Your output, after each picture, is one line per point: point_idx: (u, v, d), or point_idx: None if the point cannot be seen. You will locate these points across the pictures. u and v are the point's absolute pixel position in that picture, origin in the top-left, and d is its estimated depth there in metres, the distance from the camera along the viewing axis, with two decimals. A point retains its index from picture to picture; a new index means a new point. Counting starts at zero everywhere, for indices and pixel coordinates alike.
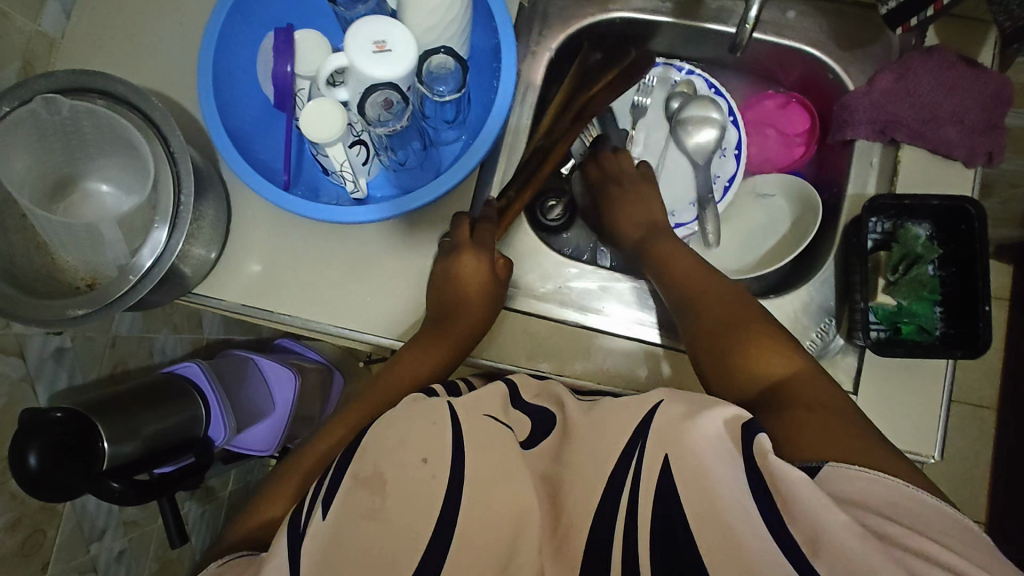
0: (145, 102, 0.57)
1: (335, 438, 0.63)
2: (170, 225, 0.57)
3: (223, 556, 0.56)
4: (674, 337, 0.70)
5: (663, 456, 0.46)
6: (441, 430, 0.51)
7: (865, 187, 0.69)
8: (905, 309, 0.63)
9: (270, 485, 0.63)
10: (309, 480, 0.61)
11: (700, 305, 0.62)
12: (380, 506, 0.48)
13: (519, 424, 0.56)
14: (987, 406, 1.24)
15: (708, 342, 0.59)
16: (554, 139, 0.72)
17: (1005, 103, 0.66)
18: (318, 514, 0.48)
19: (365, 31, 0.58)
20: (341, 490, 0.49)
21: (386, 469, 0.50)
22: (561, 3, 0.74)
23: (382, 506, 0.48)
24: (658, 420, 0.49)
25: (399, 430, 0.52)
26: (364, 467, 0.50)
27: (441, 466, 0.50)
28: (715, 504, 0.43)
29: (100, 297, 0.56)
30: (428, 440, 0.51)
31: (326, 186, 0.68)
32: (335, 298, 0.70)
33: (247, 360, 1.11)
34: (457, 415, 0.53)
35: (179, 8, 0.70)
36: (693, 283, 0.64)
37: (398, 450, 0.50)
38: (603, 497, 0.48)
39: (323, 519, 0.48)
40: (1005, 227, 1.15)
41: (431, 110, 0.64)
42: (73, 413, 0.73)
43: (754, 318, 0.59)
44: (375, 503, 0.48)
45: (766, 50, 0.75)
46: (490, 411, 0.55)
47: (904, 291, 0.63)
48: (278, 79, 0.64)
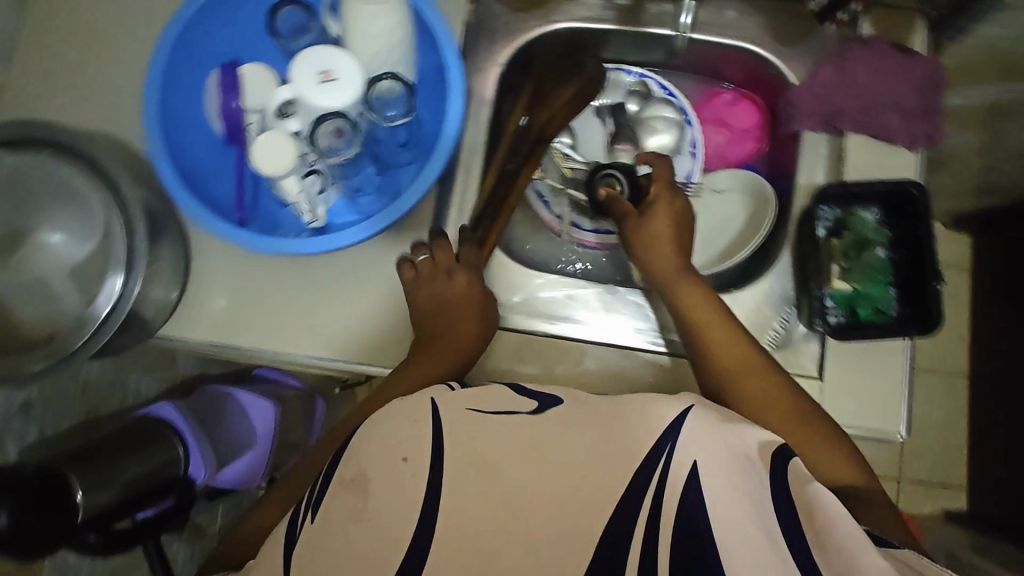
0: (92, 151, 0.58)
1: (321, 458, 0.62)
2: (126, 272, 0.56)
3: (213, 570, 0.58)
4: (639, 342, 0.71)
5: (692, 464, 0.48)
6: (422, 428, 0.50)
7: (814, 177, 0.71)
8: (857, 292, 0.67)
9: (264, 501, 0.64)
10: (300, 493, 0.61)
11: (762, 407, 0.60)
12: (364, 505, 0.48)
13: (519, 403, 0.54)
14: (959, 373, 1.29)
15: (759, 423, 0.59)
16: (521, 161, 0.77)
17: (938, 85, 0.69)
18: (308, 519, 0.49)
19: (312, 62, 0.58)
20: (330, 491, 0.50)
21: (370, 471, 0.49)
22: (505, 17, 0.75)
23: (364, 507, 0.48)
24: (681, 432, 0.50)
25: (384, 427, 0.51)
26: (349, 468, 0.50)
27: (420, 465, 0.49)
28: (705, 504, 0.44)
29: (58, 350, 0.56)
30: (409, 439, 0.50)
31: (284, 219, 0.67)
32: (304, 328, 0.70)
33: (225, 394, 1.07)
34: (441, 418, 0.51)
35: (121, 48, 0.69)
36: (753, 377, 0.61)
37: (380, 447, 0.50)
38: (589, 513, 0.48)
39: (312, 522, 0.49)
40: (961, 200, 1.21)
41: (382, 135, 0.64)
42: (43, 467, 0.73)
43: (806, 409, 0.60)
44: (358, 503, 0.48)
45: (710, 50, 0.76)
46: (469, 403, 0.53)
47: (852, 275, 0.68)
48: (225, 113, 0.64)
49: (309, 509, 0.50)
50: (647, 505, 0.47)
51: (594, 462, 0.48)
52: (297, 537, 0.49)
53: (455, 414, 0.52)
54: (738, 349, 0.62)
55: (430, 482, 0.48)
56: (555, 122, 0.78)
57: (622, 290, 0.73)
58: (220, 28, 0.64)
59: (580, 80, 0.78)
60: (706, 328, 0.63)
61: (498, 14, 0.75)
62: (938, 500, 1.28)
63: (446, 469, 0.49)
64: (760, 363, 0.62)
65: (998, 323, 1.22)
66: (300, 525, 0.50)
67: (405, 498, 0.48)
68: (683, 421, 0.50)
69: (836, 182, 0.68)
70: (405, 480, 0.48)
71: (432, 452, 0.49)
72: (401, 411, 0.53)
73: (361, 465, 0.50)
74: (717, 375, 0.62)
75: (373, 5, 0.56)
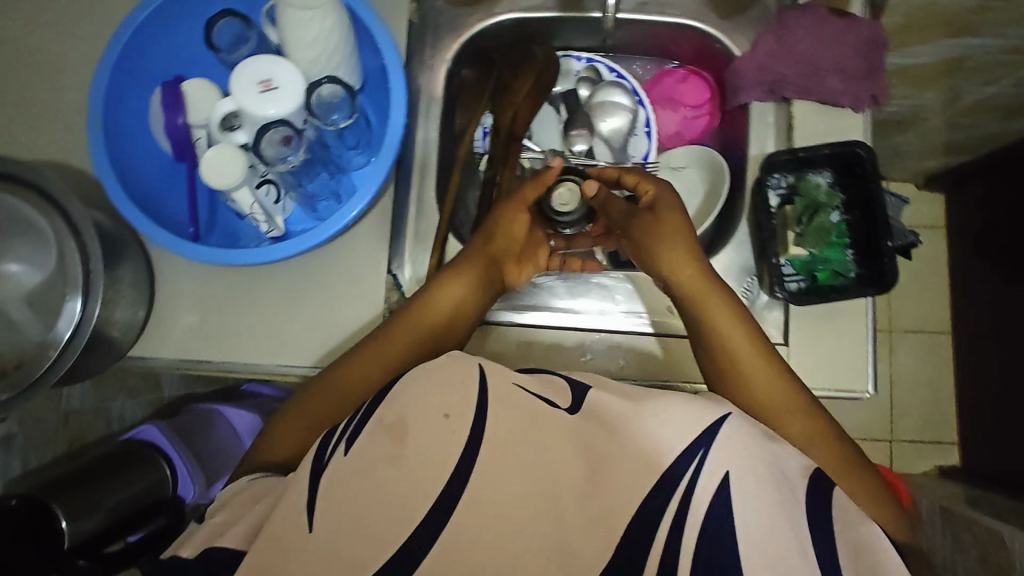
0: (40, 178, 0.58)
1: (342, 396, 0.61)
2: (83, 295, 0.57)
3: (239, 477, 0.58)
4: (613, 326, 0.70)
5: (726, 473, 0.46)
6: (470, 390, 0.48)
7: (766, 146, 0.71)
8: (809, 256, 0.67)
9: (274, 424, 0.62)
10: (325, 422, 0.60)
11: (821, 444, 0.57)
12: (400, 452, 0.47)
13: (559, 391, 0.50)
14: (942, 330, 1.32)
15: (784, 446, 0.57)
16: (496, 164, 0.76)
17: (880, 47, 0.69)
18: (340, 452, 0.47)
19: (250, 73, 0.59)
20: (365, 432, 0.48)
21: (409, 418, 0.48)
22: (448, 13, 0.75)
23: (402, 454, 0.46)
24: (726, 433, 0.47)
25: (430, 378, 0.49)
26: (389, 412, 0.48)
27: (462, 424, 0.47)
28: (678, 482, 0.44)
29: (22, 379, 0.56)
30: (453, 395, 0.48)
31: (243, 230, 0.68)
32: (272, 337, 0.70)
33: (211, 412, 1.01)
34: (490, 389, 0.49)
35: (65, 75, 0.69)
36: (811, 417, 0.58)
37: (422, 399, 0.48)
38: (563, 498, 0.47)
39: (345, 456, 0.47)
40: (930, 158, 1.24)
41: (331, 139, 0.65)
42: (28, 497, 0.74)
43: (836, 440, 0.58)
44: (394, 450, 0.47)
45: (655, 30, 0.77)
46: (521, 382, 0.50)
47: (805, 242, 0.68)
48: (171, 132, 0.65)
49: (342, 441, 0.48)
50: (676, 501, 0.46)
51: (637, 446, 0.47)
52: (325, 465, 0.47)
53: (503, 389, 0.49)
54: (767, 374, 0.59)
55: (470, 438, 0.47)
56: (520, 119, 0.77)
57: (583, 274, 0.74)
58: (162, 47, 0.64)
59: (536, 68, 0.75)
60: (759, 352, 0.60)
61: (442, 10, 0.75)
62: (931, 456, 1.30)
63: (485, 434, 0.47)
64: (789, 390, 0.59)
65: (976, 276, 1.25)
66: (330, 451, 0.48)
67: (441, 449, 0.47)
68: (726, 417, 0.48)
69: (785, 149, 0.69)
70: (443, 434, 0.47)
71: (475, 413, 0.48)
72: (456, 367, 0.50)
73: (402, 411, 0.48)
74: (743, 402, 0.59)
75: (306, 12, 0.57)
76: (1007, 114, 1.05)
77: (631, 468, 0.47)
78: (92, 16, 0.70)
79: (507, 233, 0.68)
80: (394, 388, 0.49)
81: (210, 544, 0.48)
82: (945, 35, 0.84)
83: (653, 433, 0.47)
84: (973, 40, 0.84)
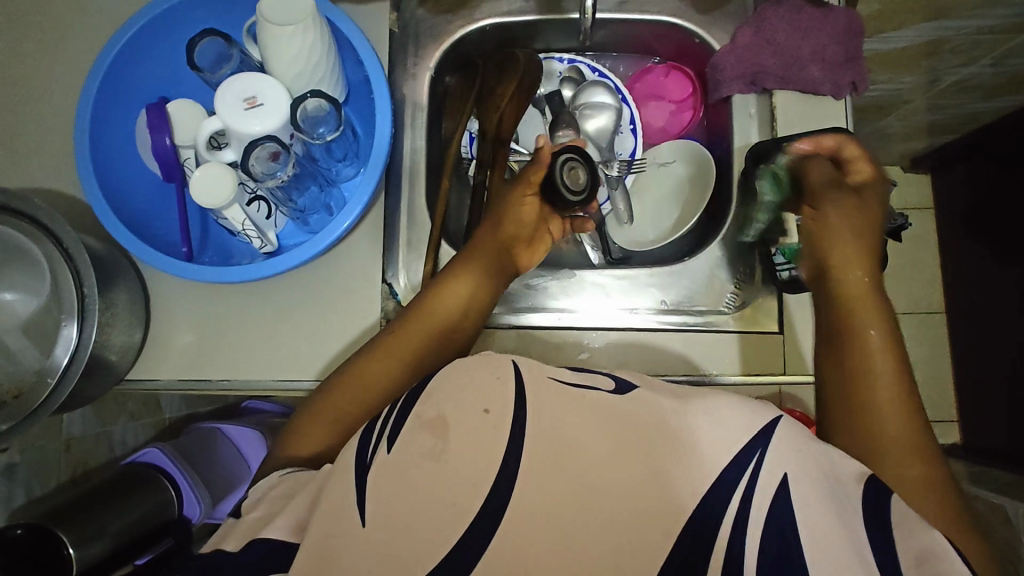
0: (30, 207, 0.58)
1: (364, 392, 0.59)
2: (79, 319, 0.57)
3: (282, 468, 0.56)
4: (616, 322, 0.70)
5: (782, 475, 0.44)
6: (507, 386, 0.47)
7: (750, 136, 0.72)
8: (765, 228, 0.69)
9: (297, 421, 0.60)
10: (354, 420, 0.59)
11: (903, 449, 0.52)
12: (443, 447, 0.46)
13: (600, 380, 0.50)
14: (936, 310, 1.33)
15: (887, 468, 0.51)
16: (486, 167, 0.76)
17: (857, 34, 0.70)
18: (383, 448, 0.47)
19: (235, 91, 0.60)
20: (408, 427, 0.47)
21: (449, 414, 0.47)
22: (429, 21, 0.75)
23: (444, 448, 0.46)
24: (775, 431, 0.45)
25: (466, 372, 0.49)
26: (428, 408, 0.47)
27: (502, 417, 0.46)
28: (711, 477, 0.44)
29: (23, 407, 0.56)
30: (491, 390, 0.47)
31: (236, 247, 0.68)
32: (269, 352, 0.70)
33: (213, 430, 1.00)
34: (525, 378, 0.48)
35: (48, 103, 0.69)
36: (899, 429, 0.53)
37: (460, 395, 0.47)
38: None
39: (389, 452, 0.47)
40: (915, 140, 1.25)
41: (319, 153, 0.65)
42: (33, 527, 0.74)
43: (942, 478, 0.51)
44: (436, 443, 0.46)
45: (636, 28, 0.77)
46: (553, 372, 0.49)
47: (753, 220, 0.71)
48: (159, 153, 0.64)
49: (383, 437, 0.48)
50: (733, 505, 0.44)
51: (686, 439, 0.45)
52: (369, 463, 0.47)
53: (538, 383, 0.48)
54: (897, 391, 0.53)
55: (511, 437, 0.46)
56: (507, 120, 0.76)
57: (578, 272, 0.73)
58: (143, 68, 0.64)
59: (520, 68, 0.76)
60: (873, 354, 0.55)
61: (423, 19, 0.75)
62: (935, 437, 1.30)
63: (526, 431, 0.46)
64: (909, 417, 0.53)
65: (967, 255, 1.26)
66: (372, 451, 0.47)
67: (484, 447, 0.46)
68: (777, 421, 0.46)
69: (768, 139, 0.69)
70: (484, 431, 0.46)
71: (515, 407, 0.47)
72: (485, 364, 0.49)
73: (440, 406, 0.47)
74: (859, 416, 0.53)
75: (287, 27, 0.57)
76: (986, 93, 1.07)
77: (677, 462, 0.44)
78: (72, 42, 0.70)
79: (517, 222, 0.65)
80: (431, 382, 0.49)
81: (255, 536, 0.48)
82: (920, 21, 0.85)
83: (692, 431, 0.45)
84: (947, 24, 0.86)
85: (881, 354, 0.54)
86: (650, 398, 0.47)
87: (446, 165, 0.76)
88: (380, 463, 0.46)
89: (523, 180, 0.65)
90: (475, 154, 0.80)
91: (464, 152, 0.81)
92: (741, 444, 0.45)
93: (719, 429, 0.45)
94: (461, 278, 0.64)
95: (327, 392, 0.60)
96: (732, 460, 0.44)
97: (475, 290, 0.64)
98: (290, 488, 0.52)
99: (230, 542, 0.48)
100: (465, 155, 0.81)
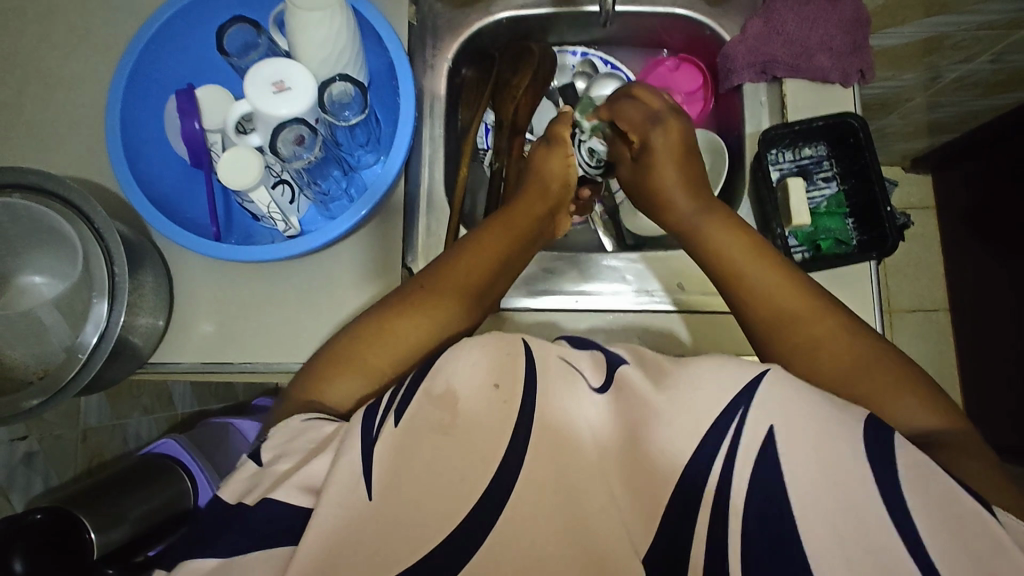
0: (60, 187, 0.59)
1: (399, 342, 0.59)
2: (110, 298, 0.58)
3: (302, 413, 0.55)
4: (637, 303, 0.72)
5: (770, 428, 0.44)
6: (513, 360, 0.49)
7: (761, 123, 0.74)
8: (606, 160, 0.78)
9: (327, 364, 0.59)
10: (388, 370, 0.58)
11: (856, 365, 0.53)
12: (450, 420, 0.47)
13: (592, 368, 0.50)
14: (940, 308, 1.34)
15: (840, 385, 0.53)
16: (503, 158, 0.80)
17: (864, 25, 0.72)
18: (390, 422, 0.47)
19: (264, 74, 0.61)
20: (414, 402, 0.48)
21: (454, 387, 0.48)
22: (447, 14, 0.78)
23: (451, 421, 0.47)
24: (763, 386, 0.46)
25: (475, 350, 0.50)
26: (437, 383, 0.48)
27: (510, 391, 0.48)
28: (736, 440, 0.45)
29: (52, 384, 0.57)
30: (501, 365, 0.49)
31: (259, 231, 0.70)
32: (290, 335, 0.71)
33: (225, 425, 1.03)
34: (532, 351, 0.50)
35: (80, 91, 0.71)
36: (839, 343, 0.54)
37: (468, 370, 0.49)
38: (606, 472, 0.46)
39: (396, 425, 0.47)
40: (916, 140, 1.28)
41: (342, 138, 0.67)
42: (53, 511, 0.74)
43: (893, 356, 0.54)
44: (445, 416, 0.47)
45: (648, 21, 0.80)
46: (562, 353, 0.51)
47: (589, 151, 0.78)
48: (187, 137, 0.66)
49: (387, 412, 0.48)
50: (748, 471, 0.44)
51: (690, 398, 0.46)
52: (375, 436, 0.47)
53: (544, 357, 0.50)
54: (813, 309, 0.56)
55: (520, 408, 0.47)
56: (522, 110, 0.80)
57: (596, 256, 0.75)
58: (174, 56, 0.66)
59: (534, 63, 0.77)
60: (761, 282, 0.58)
61: (440, 12, 0.77)
62: None
63: (532, 396, 0.48)
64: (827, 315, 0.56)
65: (969, 250, 1.27)
66: (378, 423, 0.48)
67: (497, 418, 0.47)
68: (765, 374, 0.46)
69: (779, 123, 0.71)
70: (494, 404, 0.47)
71: (520, 381, 0.48)
72: (492, 338, 0.51)
73: (447, 379, 0.48)
74: (801, 362, 0.55)
75: (315, 13, 0.59)
76: (987, 90, 1.09)
77: (690, 422, 0.45)
78: (104, 32, 0.72)
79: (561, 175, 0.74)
80: (440, 358, 0.50)
81: (267, 495, 0.47)
82: (921, 17, 0.87)
83: (702, 392, 0.46)
84: (952, 20, 0.87)
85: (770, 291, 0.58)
86: (636, 375, 0.49)
87: (463, 153, 0.78)
88: (385, 436, 0.47)
89: (558, 140, 0.74)
90: (492, 145, 0.83)
91: (479, 147, 0.84)
92: (731, 401, 0.45)
93: (733, 390, 0.46)
94: (491, 237, 0.66)
95: (362, 337, 0.59)
96: (746, 422, 0.45)
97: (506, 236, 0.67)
98: (318, 441, 0.51)
99: (252, 495, 0.48)
100: (481, 145, 0.84)
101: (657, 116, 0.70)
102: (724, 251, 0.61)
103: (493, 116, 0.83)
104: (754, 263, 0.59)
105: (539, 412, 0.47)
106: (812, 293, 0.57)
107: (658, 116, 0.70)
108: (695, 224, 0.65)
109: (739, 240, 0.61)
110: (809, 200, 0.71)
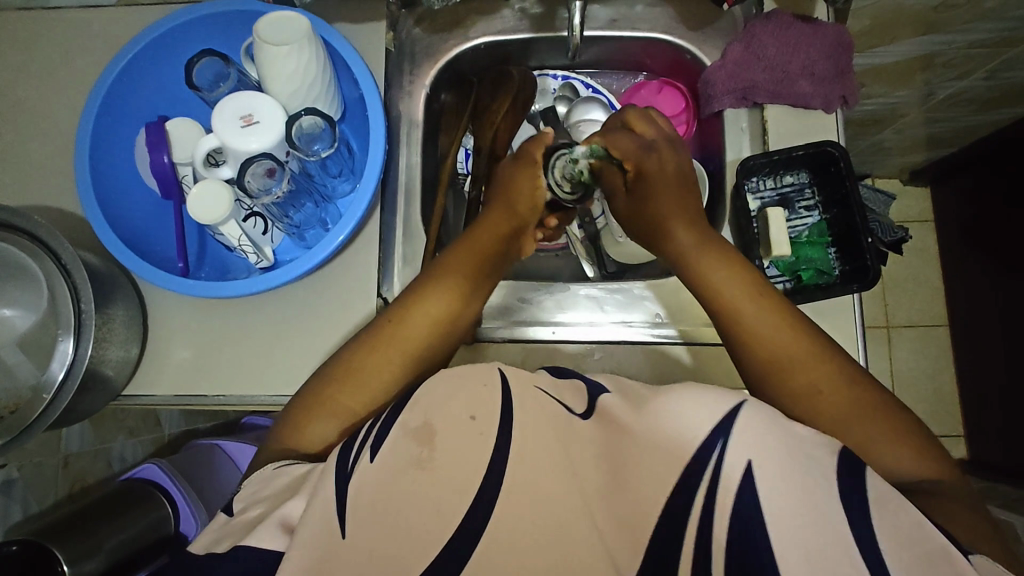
0: (29, 223, 0.59)
1: (370, 383, 0.58)
2: (75, 335, 0.57)
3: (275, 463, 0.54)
4: (615, 336, 0.70)
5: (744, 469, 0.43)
6: (491, 393, 0.48)
7: (741, 151, 0.73)
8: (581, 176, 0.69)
9: (303, 406, 0.58)
10: (357, 412, 0.57)
11: (844, 399, 0.53)
12: (428, 455, 0.46)
13: (572, 398, 0.50)
14: (939, 324, 1.32)
15: (838, 430, 0.52)
16: (481, 182, 0.80)
17: (846, 48, 0.69)
18: (366, 457, 0.46)
19: (230, 108, 0.61)
20: (390, 437, 0.47)
21: (434, 421, 0.47)
22: (424, 39, 0.77)
23: (415, 463, 0.46)
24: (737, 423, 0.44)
25: (453, 381, 0.49)
26: (414, 416, 0.47)
27: (488, 423, 0.47)
28: (705, 488, 0.44)
29: (16, 424, 0.56)
30: (476, 397, 0.48)
31: (232, 262, 0.69)
32: (265, 367, 0.70)
33: (212, 448, 1.00)
34: (511, 384, 0.49)
35: (55, 122, 0.71)
36: (828, 380, 0.54)
37: (448, 403, 0.48)
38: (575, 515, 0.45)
39: (371, 461, 0.46)
40: (910, 155, 1.26)
41: (315, 170, 0.66)
42: (28, 543, 0.74)
43: (884, 398, 0.53)
44: (422, 451, 0.46)
45: (629, 45, 0.79)
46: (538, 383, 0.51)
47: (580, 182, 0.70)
48: (157, 171, 0.67)
49: (365, 448, 0.47)
50: (717, 520, 0.43)
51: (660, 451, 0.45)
52: (349, 471, 0.46)
53: (524, 390, 0.49)
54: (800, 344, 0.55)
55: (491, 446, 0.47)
56: (500, 135, 0.80)
57: (572, 285, 0.74)
58: (144, 89, 0.66)
59: (514, 86, 0.78)
60: (739, 321, 0.57)
61: (418, 38, 0.77)
62: None
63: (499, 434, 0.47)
64: (803, 343, 0.55)
65: (967, 265, 1.25)
66: (353, 458, 0.47)
67: (467, 454, 0.46)
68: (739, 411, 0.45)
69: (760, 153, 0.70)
70: (471, 437, 0.47)
71: (496, 416, 0.47)
72: (467, 372, 0.50)
73: (426, 414, 0.47)
74: (789, 392, 0.54)
75: (283, 47, 0.58)
76: (981, 106, 1.07)
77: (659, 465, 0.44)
78: (79, 63, 0.71)
79: (529, 205, 0.68)
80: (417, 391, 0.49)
81: (236, 544, 0.45)
82: (911, 37, 0.85)
83: (666, 438, 0.45)
84: (938, 39, 0.86)
85: (756, 310, 0.57)
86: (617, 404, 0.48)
87: (440, 180, 0.78)
88: (361, 473, 0.46)
89: (528, 158, 0.68)
90: (469, 170, 0.83)
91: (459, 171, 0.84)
92: (700, 443, 0.44)
93: (704, 424, 0.44)
94: (470, 252, 0.65)
95: (332, 381, 0.58)
96: (714, 466, 0.44)
97: (473, 264, 0.65)
98: (290, 483, 0.49)
99: (223, 543, 0.46)
100: (460, 170, 0.84)
101: (649, 144, 0.65)
102: (724, 291, 0.58)
103: (473, 141, 0.83)
104: (756, 307, 0.57)
105: (505, 456, 0.47)
106: (808, 335, 0.56)
107: (653, 145, 0.65)
108: (692, 252, 0.61)
109: (735, 282, 0.58)
110: (790, 229, 0.70)
